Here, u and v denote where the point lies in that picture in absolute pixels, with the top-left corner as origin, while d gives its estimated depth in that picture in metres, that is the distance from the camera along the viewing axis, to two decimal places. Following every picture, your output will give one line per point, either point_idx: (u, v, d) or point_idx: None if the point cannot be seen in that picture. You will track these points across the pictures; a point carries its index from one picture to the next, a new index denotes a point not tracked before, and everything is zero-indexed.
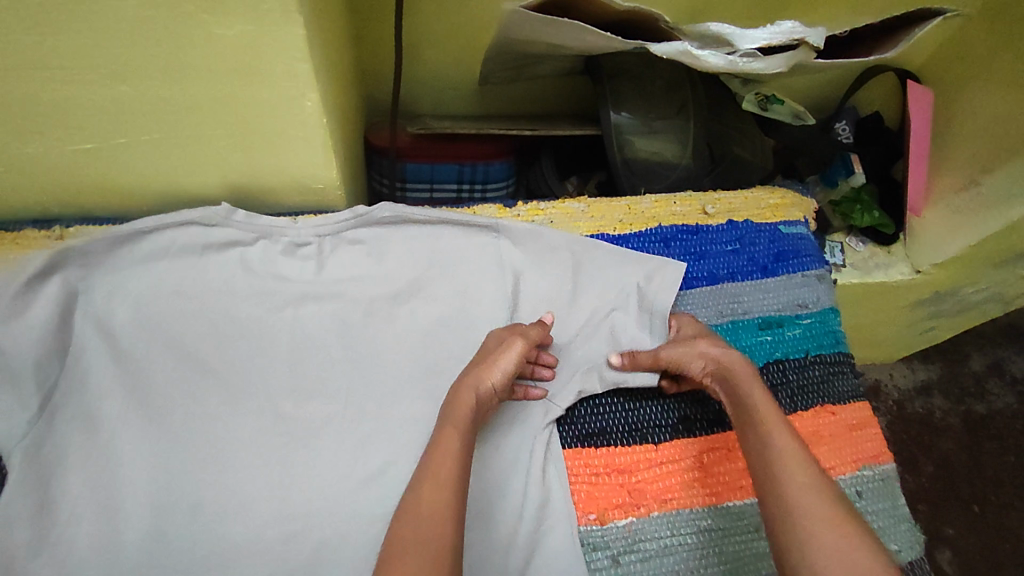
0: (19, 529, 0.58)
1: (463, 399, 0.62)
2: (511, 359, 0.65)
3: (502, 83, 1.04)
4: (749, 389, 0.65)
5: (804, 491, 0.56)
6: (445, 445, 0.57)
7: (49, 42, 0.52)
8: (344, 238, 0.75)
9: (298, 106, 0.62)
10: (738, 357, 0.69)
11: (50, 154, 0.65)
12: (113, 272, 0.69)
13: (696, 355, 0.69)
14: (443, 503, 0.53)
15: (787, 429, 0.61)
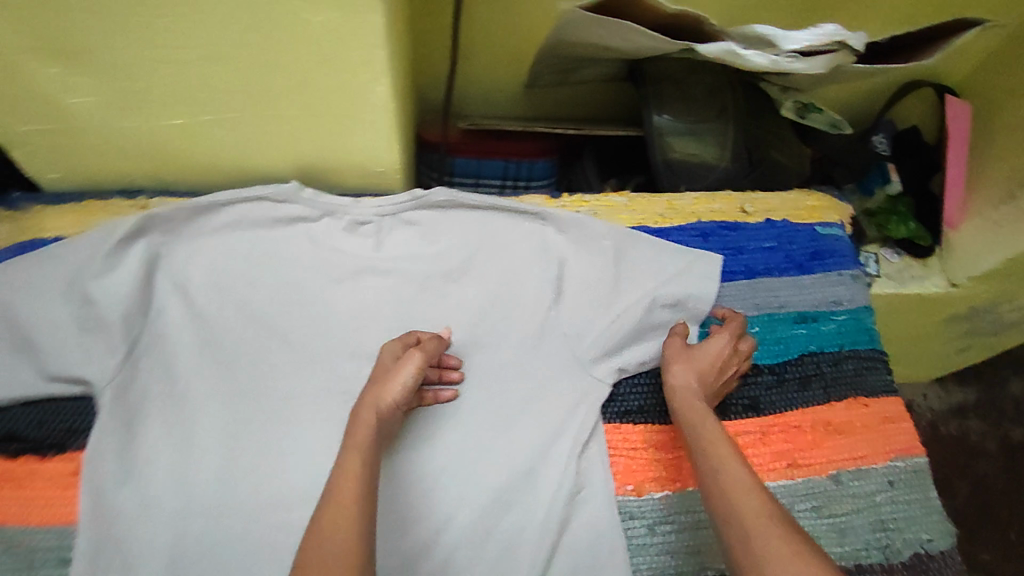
0: (105, 461, 0.63)
1: (363, 418, 0.60)
2: (405, 371, 0.64)
3: (548, 87, 1.09)
4: (704, 421, 0.65)
5: (752, 520, 0.54)
6: (349, 467, 0.55)
7: (160, 24, 0.58)
8: (401, 219, 0.80)
9: (370, 91, 0.67)
10: (700, 389, 0.69)
11: (143, 128, 0.71)
12: (193, 241, 0.75)
13: (678, 373, 0.71)
14: (349, 523, 0.51)
15: (732, 457, 0.60)
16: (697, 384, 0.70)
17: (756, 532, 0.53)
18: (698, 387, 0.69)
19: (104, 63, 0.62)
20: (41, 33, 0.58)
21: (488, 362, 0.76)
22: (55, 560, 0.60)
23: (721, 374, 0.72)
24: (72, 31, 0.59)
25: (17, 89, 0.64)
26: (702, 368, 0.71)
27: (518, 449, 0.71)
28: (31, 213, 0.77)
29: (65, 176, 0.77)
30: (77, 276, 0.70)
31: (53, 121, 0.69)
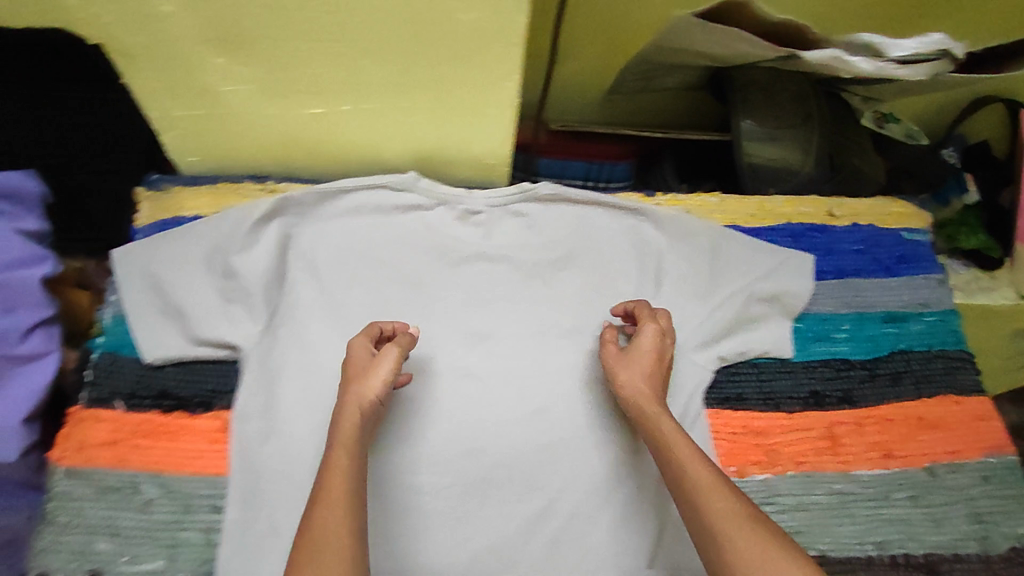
0: (252, 420, 0.69)
1: (347, 415, 0.63)
2: (379, 371, 0.66)
3: (629, 94, 1.13)
4: (659, 422, 0.67)
5: (723, 517, 0.57)
6: (336, 466, 0.60)
7: (325, 18, 0.64)
8: (509, 210, 0.85)
9: (500, 87, 0.73)
10: (648, 390, 0.70)
11: (284, 116, 0.77)
12: (321, 224, 0.81)
13: (631, 379, 0.71)
14: (343, 520, 0.56)
15: (693, 455, 0.63)
16: (647, 384, 0.71)
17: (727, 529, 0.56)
18: (644, 389, 0.70)
19: (266, 55, 0.68)
20: (217, 26, 0.64)
21: (588, 349, 0.79)
22: (210, 505, 0.66)
23: (661, 365, 0.73)
24: (246, 25, 0.64)
25: (181, 77, 0.71)
26: (647, 368, 0.72)
27: (621, 430, 0.75)
28: (170, 192, 0.83)
29: (202, 160, 0.84)
30: (221, 251, 0.77)
31: (204, 108, 0.75)
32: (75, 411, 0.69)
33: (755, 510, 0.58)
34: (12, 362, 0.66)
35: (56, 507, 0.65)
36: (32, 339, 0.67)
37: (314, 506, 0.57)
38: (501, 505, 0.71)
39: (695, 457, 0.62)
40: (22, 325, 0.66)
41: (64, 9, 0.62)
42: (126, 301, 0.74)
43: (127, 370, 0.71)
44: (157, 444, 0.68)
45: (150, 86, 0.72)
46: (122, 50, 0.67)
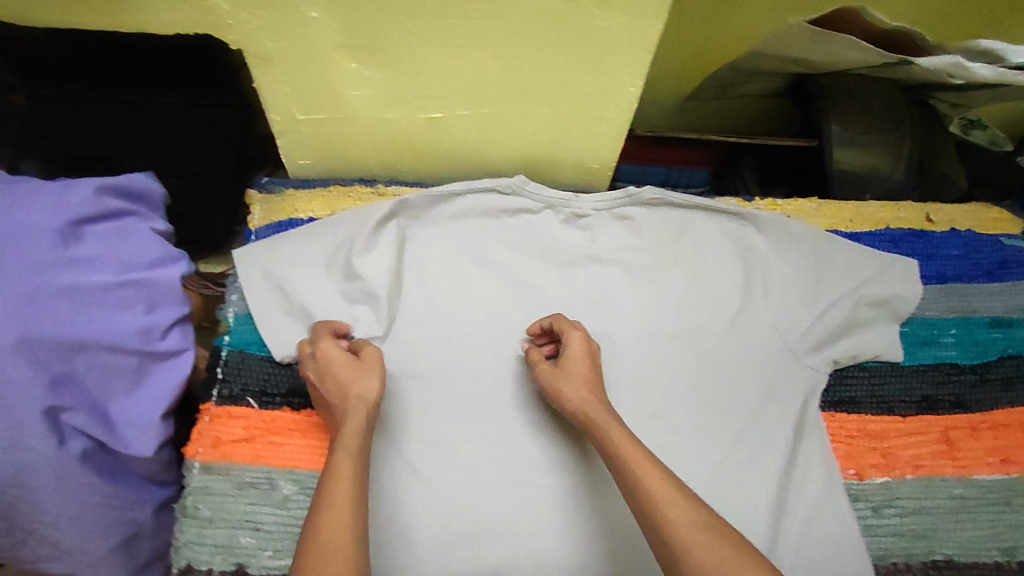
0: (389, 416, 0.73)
1: (354, 420, 0.64)
2: (376, 376, 0.68)
3: (707, 100, 1.13)
4: (608, 431, 0.64)
5: (686, 527, 0.54)
6: (339, 472, 0.59)
7: (465, 23, 0.65)
8: (614, 214, 0.85)
9: (621, 92, 0.74)
10: (597, 400, 0.68)
11: (401, 120, 0.78)
12: (434, 227, 0.83)
13: (573, 391, 0.68)
14: (347, 525, 0.55)
15: (645, 462, 0.60)
16: (588, 390, 0.69)
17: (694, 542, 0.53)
18: (591, 397, 0.68)
19: (398, 60, 0.69)
20: (356, 31, 0.66)
21: (691, 351, 0.79)
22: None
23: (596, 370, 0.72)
24: (387, 30, 0.66)
25: (309, 82, 0.72)
26: (590, 379, 0.70)
27: (735, 433, 0.75)
28: (284, 196, 0.85)
29: (313, 162, 0.85)
30: (341, 253, 0.79)
31: (326, 112, 0.76)
32: (208, 408, 0.71)
33: (718, 518, 0.55)
34: (153, 359, 0.68)
35: (195, 501, 0.67)
36: (170, 336, 0.70)
37: (314, 514, 0.55)
38: (599, 509, 0.71)
39: (647, 466, 0.60)
40: (164, 323, 0.69)
41: (214, 15, 0.64)
42: (251, 301, 0.76)
43: (256, 368, 0.74)
44: (290, 440, 0.70)
45: (278, 90, 0.73)
46: (261, 54, 0.68)
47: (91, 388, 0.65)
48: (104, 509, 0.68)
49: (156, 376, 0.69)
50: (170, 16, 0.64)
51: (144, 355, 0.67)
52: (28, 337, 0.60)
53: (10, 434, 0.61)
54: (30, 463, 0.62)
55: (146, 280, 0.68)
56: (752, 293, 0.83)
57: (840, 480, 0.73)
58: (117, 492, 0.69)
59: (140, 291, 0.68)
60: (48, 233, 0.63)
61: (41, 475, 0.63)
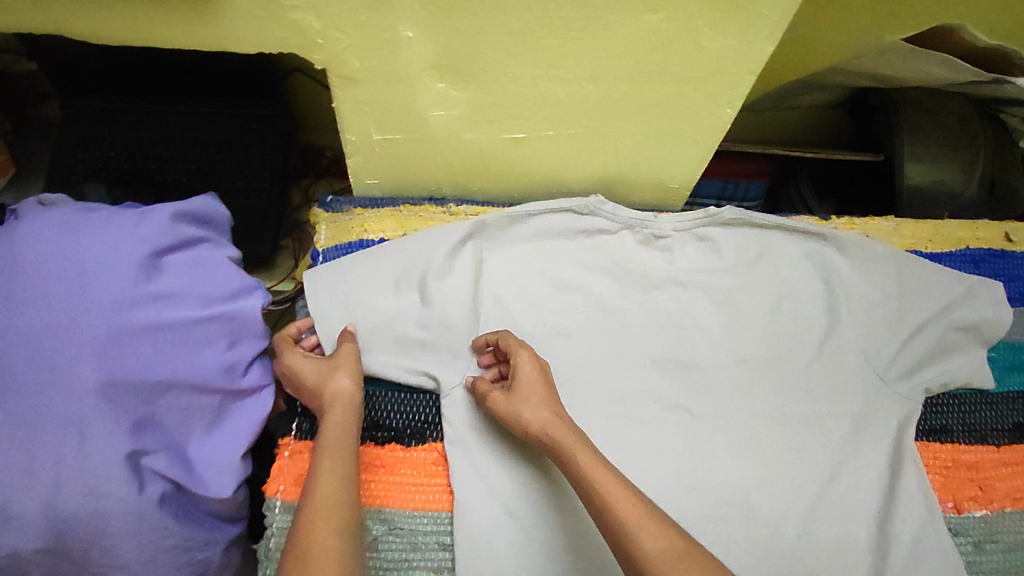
0: (478, 452, 0.70)
1: (334, 418, 0.64)
2: (348, 372, 0.67)
3: (765, 111, 1.08)
4: (575, 453, 0.61)
5: (661, 555, 0.53)
6: (324, 472, 0.60)
7: (567, 45, 0.62)
8: (694, 234, 0.82)
9: (715, 113, 0.71)
10: (561, 422, 0.64)
11: (481, 141, 0.75)
12: (507, 249, 0.79)
13: (531, 411, 0.64)
14: (335, 546, 0.55)
15: (614, 483, 0.58)
16: (549, 410, 0.64)
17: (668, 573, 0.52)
18: (551, 419, 0.64)
19: (491, 81, 0.66)
20: (453, 52, 0.63)
21: (771, 379, 0.77)
22: (436, 543, 0.68)
23: (551, 384, 0.68)
24: (483, 51, 0.63)
25: (392, 102, 0.68)
26: (544, 397, 0.66)
27: (830, 464, 0.73)
28: (352, 214, 0.82)
29: (380, 182, 0.82)
30: (416, 277, 0.75)
31: (404, 132, 0.73)
32: (288, 444, 0.69)
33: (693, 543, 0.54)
34: (235, 397, 0.65)
35: (280, 543, 0.65)
36: (251, 372, 0.67)
37: (299, 524, 0.57)
38: None
39: (625, 497, 0.57)
40: (246, 358, 0.66)
41: (304, 34, 0.61)
42: (321, 329, 0.73)
43: None
44: (375, 478, 0.70)
45: (357, 110, 0.70)
46: (346, 74, 0.65)
47: (172, 429, 0.61)
48: (185, 557, 0.64)
49: (236, 414, 0.65)
50: (256, 34, 0.61)
51: (227, 394, 0.64)
52: (114, 379, 0.58)
53: (91, 480, 0.57)
54: (108, 511, 0.58)
55: (228, 314, 0.65)
56: (834, 319, 0.80)
57: (941, 513, 0.72)
58: (191, 534, 0.64)
59: (221, 326, 0.64)
60: (130, 268, 0.60)
61: (117, 523, 0.58)
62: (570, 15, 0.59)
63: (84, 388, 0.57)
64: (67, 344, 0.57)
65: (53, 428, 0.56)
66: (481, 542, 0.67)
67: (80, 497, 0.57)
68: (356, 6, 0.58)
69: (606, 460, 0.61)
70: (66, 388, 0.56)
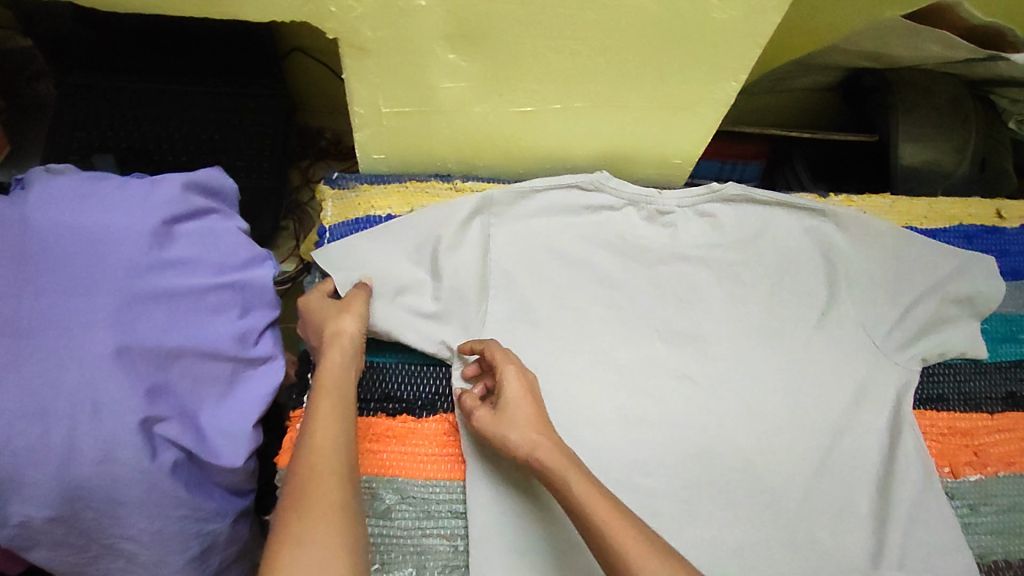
0: None
1: (332, 361, 0.65)
2: (352, 315, 0.69)
3: (762, 94, 1.10)
4: (571, 480, 0.59)
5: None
6: (320, 411, 0.61)
7: (576, 15, 0.63)
8: (697, 210, 0.84)
9: (720, 86, 0.72)
10: (552, 441, 0.62)
11: (489, 114, 0.75)
12: (511, 225, 0.80)
13: (519, 434, 0.63)
14: (332, 487, 0.56)
15: (614, 515, 0.56)
16: (538, 433, 0.63)
17: None
18: (541, 440, 0.62)
19: (501, 51, 0.67)
20: (464, 21, 0.63)
21: (772, 356, 0.78)
22: (448, 511, 0.69)
23: (537, 400, 0.66)
24: (493, 21, 0.63)
25: (401, 74, 0.69)
26: (534, 415, 0.64)
27: (831, 433, 0.75)
28: (358, 191, 0.82)
29: (386, 157, 0.82)
30: (427, 251, 0.77)
31: (412, 105, 0.73)
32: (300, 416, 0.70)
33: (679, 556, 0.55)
34: (247, 365, 0.65)
35: None
36: (263, 342, 0.67)
37: (299, 461, 0.58)
38: (698, 514, 0.70)
39: (621, 524, 0.56)
40: (257, 327, 0.66)
41: (316, 2, 0.61)
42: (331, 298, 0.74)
43: None
44: (387, 448, 0.70)
45: (366, 81, 0.70)
46: (356, 44, 0.65)
47: (185, 396, 0.61)
48: (196, 527, 0.64)
49: (248, 383, 0.65)
50: (268, 2, 0.61)
51: (239, 362, 0.64)
52: (128, 345, 0.57)
53: (104, 446, 0.57)
54: (122, 477, 0.58)
55: (240, 283, 0.65)
56: (834, 294, 0.81)
57: (938, 478, 0.74)
58: (201, 504, 0.64)
59: (233, 295, 0.65)
60: (142, 236, 0.60)
61: (129, 490, 0.59)
62: None
63: (99, 354, 0.56)
64: (81, 311, 0.57)
65: (68, 395, 0.56)
66: (488, 512, 0.67)
67: (94, 463, 0.57)
68: None
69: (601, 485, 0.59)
70: (80, 352, 0.56)
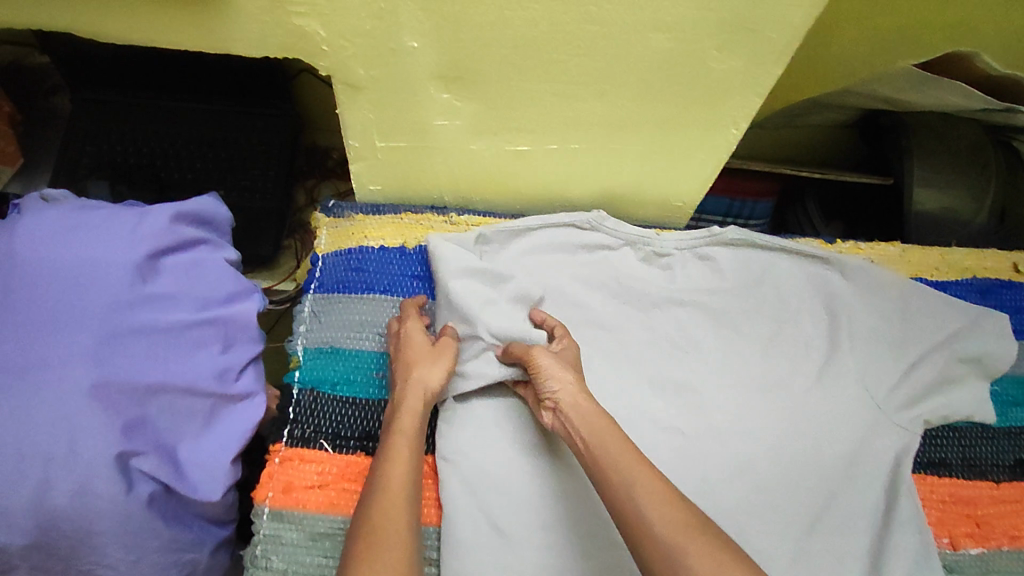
0: (469, 470, 0.69)
1: (413, 404, 0.67)
2: (444, 364, 0.70)
3: (775, 129, 1.07)
4: (611, 443, 0.60)
5: (668, 531, 0.53)
6: (398, 455, 0.63)
7: (570, 60, 0.62)
8: (696, 253, 0.83)
9: (721, 133, 0.70)
10: (587, 400, 0.65)
11: (484, 152, 0.74)
12: (472, 271, 0.76)
13: (554, 381, 0.66)
14: (401, 538, 0.57)
15: (635, 462, 0.58)
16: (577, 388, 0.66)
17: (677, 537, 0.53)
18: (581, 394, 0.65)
19: (493, 91, 0.65)
20: (456, 62, 0.62)
21: (765, 409, 0.76)
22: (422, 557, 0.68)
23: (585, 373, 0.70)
24: (486, 63, 0.62)
25: (396, 110, 0.68)
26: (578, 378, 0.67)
27: (825, 491, 0.72)
28: (352, 220, 0.81)
29: (382, 188, 0.81)
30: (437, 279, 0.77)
31: (407, 140, 0.72)
32: (278, 450, 0.69)
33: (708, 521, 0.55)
34: (227, 401, 0.64)
35: (265, 551, 0.65)
36: (244, 377, 0.66)
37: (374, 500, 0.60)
38: None
39: (643, 469, 0.58)
40: (239, 363, 0.65)
41: (308, 40, 0.60)
42: (328, 332, 0.76)
43: (330, 409, 0.72)
44: None
45: (361, 116, 0.69)
46: (350, 81, 0.65)
47: (163, 431, 0.61)
48: (170, 563, 0.63)
49: (228, 418, 0.65)
50: (261, 41, 0.61)
51: (220, 398, 0.63)
52: (108, 379, 0.57)
53: (80, 479, 0.56)
54: (97, 511, 0.57)
55: (224, 317, 0.65)
56: (835, 345, 0.79)
57: (936, 549, 0.71)
58: (178, 537, 0.63)
59: (215, 330, 0.64)
60: (127, 268, 0.60)
61: (104, 523, 0.58)
62: (576, 30, 0.59)
63: (76, 387, 0.56)
64: (63, 343, 0.57)
65: (44, 429, 0.56)
66: (462, 562, 0.66)
67: (69, 497, 0.56)
68: (361, 15, 0.58)
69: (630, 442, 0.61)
70: (58, 389, 0.56)
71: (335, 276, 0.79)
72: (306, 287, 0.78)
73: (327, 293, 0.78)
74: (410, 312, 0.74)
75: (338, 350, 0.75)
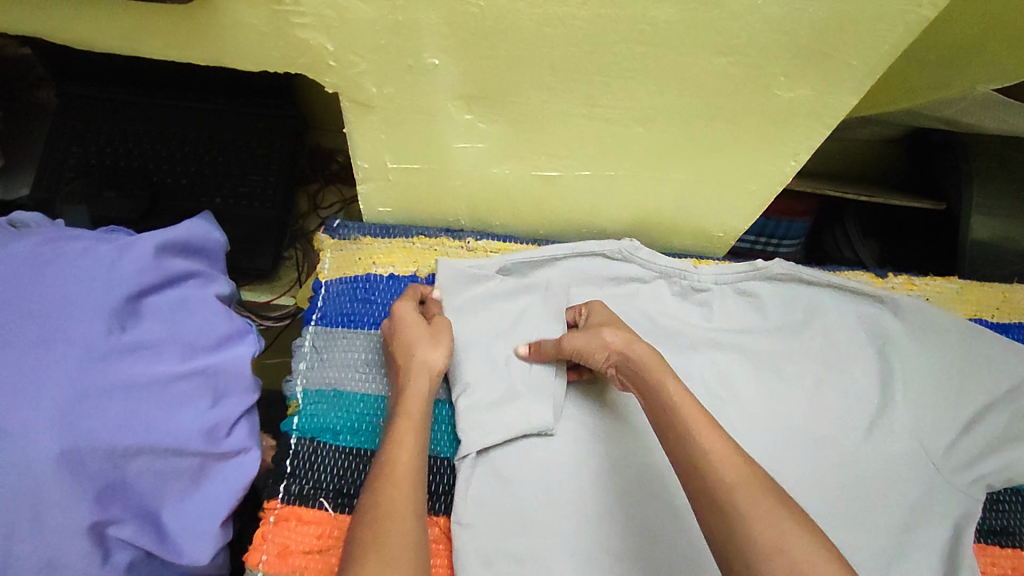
0: (490, 538, 0.62)
1: (417, 388, 0.61)
2: (444, 348, 0.64)
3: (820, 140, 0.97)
4: (664, 381, 0.58)
5: (737, 481, 0.50)
6: (405, 437, 0.57)
7: (615, 83, 0.54)
8: (736, 288, 0.75)
9: (777, 164, 0.63)
10: (643, 344, 0.62)
11: (508, 176, 0.66)
12: (478, 301, 0.71)
13: (597, 346, 0.63)
14: (410, 525, 0.51)
15: (701, 417, 0.55)
16: (628, 334, 0.63)
17: (741, 495, 0.49)
18: (637, 339, 0.63)
19: (525, 114, 0.58)
20: (484, 81, 0.54)
21: (810, 461, 0.69)
22: None
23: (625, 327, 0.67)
24: (519, 84, 0.54)
25: (412, 131, 0.60)
26: (627, 329, 0.65)
27: (881, 558, 0.66)
28: (359, 244, 0.74)
29: (393, 211, 0.74)
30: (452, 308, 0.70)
31: (422, 162, 0.65)
32: (274, 508, 0.62)
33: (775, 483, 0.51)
34: (217, 459, 0.57)
35: None
36: (236, 432, 0.59)
37: (380, 484, 0.54)
38: None
39: (698, 414, 0.55)
40: (231, 417, 0.58)
41: (314, 54, 0.52)
42: (330, 373, 0.68)
43: (330, 462, 0.65)
44: None
45: (373, 136, 0.61)
46: (361, 99, 0.57)
47: (144, 495, 0.54)
48: None
49: (217, 477, 0.58)
50: (263, 55, 0.53)
51: (209, 456, 0.56)
52: (78, 445, 0.50)
53: (46, 553, 0.50)
54: None
55: (213, 366, 0.58)
56: (887, 394, 0.72)
57: None
58: None
59: (205, 380, 0.57)
60: (106, 312, 0.53)
61: None
62: (624, 52, 0.51)
63: (43, 454, 0.49)
64: (23, 406, 0.49)
65: (0, 499, 0.48)
66: None
67: (34, 572, 0.50)
68: (377, 28, 0.50)
69: (694, 398, 0.58)
70: (20, 457, 0.49)
71: (339, 307, 0.72)
72: (306, 319, 0.71)
73: (329, 325, 0.71)
74: (404, 295, 0.69)
75: (340, 394, 0.68)
